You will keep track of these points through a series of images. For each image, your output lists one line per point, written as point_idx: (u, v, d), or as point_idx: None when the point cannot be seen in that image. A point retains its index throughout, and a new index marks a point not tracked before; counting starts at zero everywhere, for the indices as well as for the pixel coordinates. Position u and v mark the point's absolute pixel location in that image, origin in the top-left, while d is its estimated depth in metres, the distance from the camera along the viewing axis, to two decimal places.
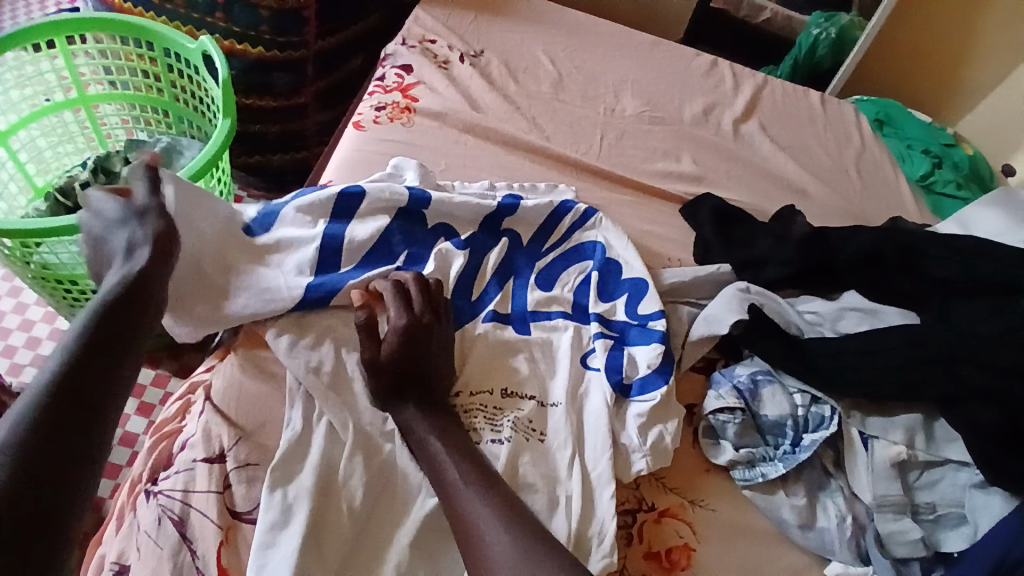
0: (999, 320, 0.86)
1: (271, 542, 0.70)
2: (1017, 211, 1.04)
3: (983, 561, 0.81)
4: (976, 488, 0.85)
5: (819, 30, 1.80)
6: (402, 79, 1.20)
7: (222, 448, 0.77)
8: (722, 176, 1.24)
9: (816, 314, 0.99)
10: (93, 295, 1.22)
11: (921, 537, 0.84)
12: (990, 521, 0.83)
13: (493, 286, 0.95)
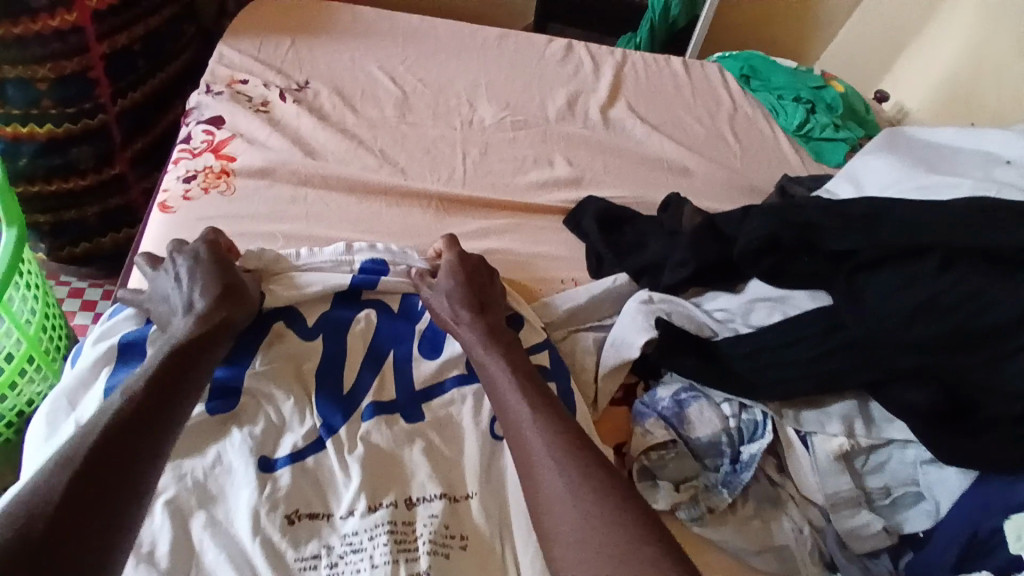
0: (913, 286, 0.80)
1: None
2: (903, 156, 1.01)
3: (951, 545, 0.76)
4: (928, 463, 0.81)
5: None
6: (212, 136, 1.01)
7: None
8: (601, 172, 1.14)
9: (725, 311, 0.92)
10: None
11: (883, 526, 0.80)
12: (949, 497, 0.78)
13: (366, 369, 0.80)
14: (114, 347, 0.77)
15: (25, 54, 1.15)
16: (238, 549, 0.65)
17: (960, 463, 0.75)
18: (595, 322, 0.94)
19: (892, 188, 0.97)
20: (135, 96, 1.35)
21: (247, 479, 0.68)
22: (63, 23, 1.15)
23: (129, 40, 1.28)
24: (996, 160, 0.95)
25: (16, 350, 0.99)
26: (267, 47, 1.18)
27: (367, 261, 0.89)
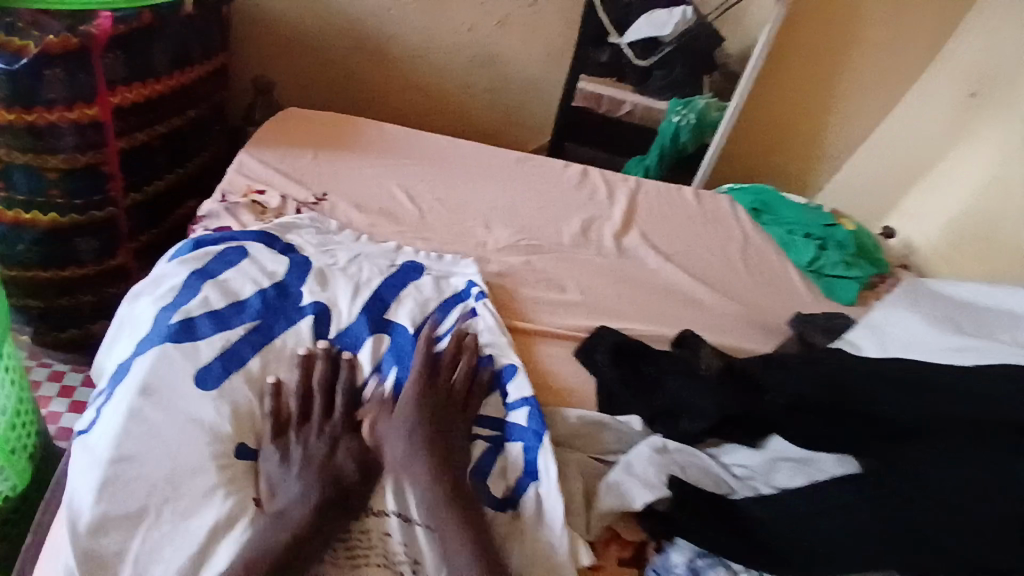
0: (952, 470, 0.72)
1: None
2: (933, 314, 0.92)
3: None
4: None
5: (680, 118, 1.68)
6: (221, 234, 0.97)
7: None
8: (614, 302, 1.12)
9: (745, 468, 0.85)
10: None
11: None
12: None
13: (374, 477, 0.76)
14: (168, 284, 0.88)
15: (39, 144, 1.11)
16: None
17: None
18: (605, 449, 0.88)
19: (921, 348, 0.90)
20: (150, 190, 1.32)
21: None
22: (82, 117, 1.12)
23: (150, 137, 1.25)
24: None
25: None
26: (288, 157, 1.19)
27: (407, 262, 1.02)
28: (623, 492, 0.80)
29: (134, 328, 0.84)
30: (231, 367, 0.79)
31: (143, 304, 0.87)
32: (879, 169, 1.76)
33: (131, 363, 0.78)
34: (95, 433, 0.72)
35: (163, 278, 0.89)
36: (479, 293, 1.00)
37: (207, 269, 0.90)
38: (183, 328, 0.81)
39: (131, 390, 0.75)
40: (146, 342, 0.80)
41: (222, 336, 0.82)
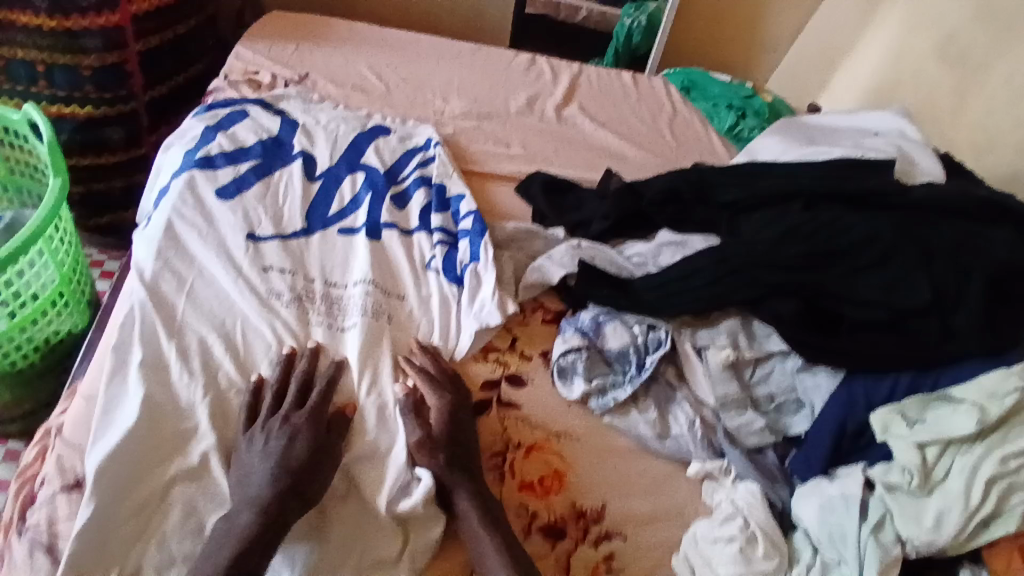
0: (779, 225, 0.97)
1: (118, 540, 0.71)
2: (794, 134, 1.16)
3: (827, 426, 0.92)
4: (804, 371, 0.98)
5: (632, 20, 1.89)
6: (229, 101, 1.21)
7: (78, 475, 0.76)
8: (551, 156, 1.36)
9: (641, 255, 1.10)
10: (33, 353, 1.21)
11: (766, 425, 0.97)
12: (821, 397, 0.95)
13: (353, 260, 1.01)
14: (192, 135, 1.12)
15: (75, 43, 1.35)
16: (220, 419, 0.81)
17: (832, 362, 0.92)
18: (534, 251, 1.14)
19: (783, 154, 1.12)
20: (162, 90, 1.54)
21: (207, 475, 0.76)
22: (108, 22, 1.35)
23: (161, 41, 1.48)
24: (870, 132, 1.13)
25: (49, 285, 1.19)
26: (276, 48, 1.41)
27: (375, 125, 1.24)
28: (543, 272, 1.08)
29: (169, 164, 1.09)
30: (245, 186, 1.04)
31: (174, 149, 1.11)
32: (813, 53, 1.91)
33: (170, 185, 1.03)
34: (148, 228, 0.97)
35: (186, 131, 1.14)
36: (437, 144, 1.24)
37: (222, 124, 1.15)
38: (206, 162, 1.06)
39: (172, 200, 1.00)
40: (180, 170, 1.05)
41: (236, 168, 1.06)
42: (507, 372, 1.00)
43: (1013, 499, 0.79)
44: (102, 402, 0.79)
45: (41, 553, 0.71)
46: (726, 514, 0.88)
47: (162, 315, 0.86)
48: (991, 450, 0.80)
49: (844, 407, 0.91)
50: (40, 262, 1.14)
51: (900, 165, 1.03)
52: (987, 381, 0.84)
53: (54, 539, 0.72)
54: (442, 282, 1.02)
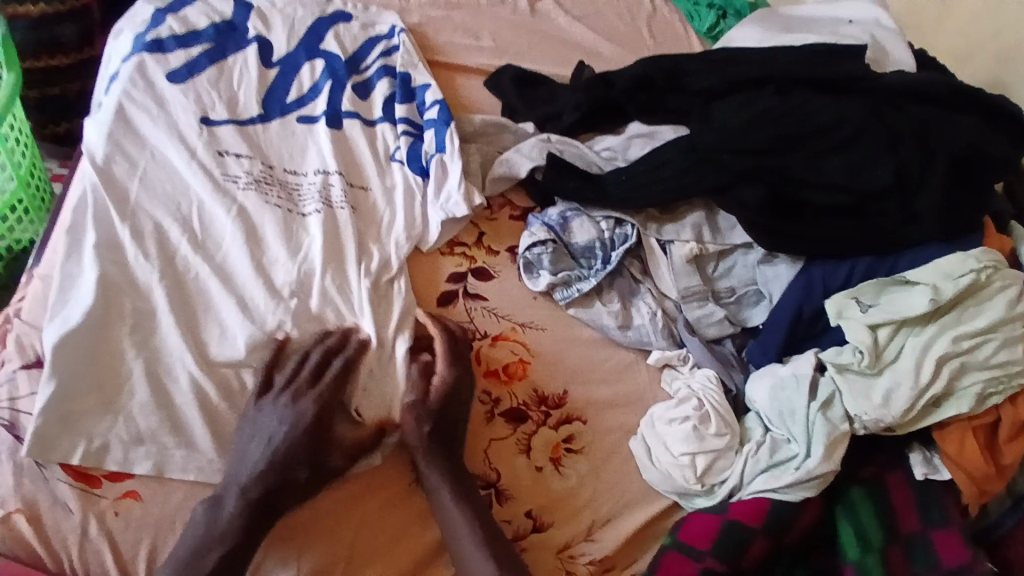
0: (750, 111, 0.95)
1: (80, 421, 0.73)
2: (772, 24, 1.12)
3: (787, 313, 0.93)
4: (764, 264, 0.99)
5: None
6: None
7: (38, 352, 0.76)
8: (524, 50, 1.30)
9: (610, 150, 1.07)
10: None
11: (725, 316, 0.99)
12: (779, 288, 0.97)
13: (314, 149, 0.97)
14: (141, 16, 1.04)
15: None
16: (179, 303, 0.79)
17: (796, 253, 0.94)
18: (503, 145, 1.11)
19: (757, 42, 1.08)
20: None
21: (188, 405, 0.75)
22: None
23: None
24: (844, 21, 1.10)
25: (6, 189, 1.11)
26: None
27: (336, 10, 1.16)
28: (511, 165, 1.05)
29: (117, 48, 1.02)
30: (198, 70, 0.98)
31: (122, 33, 1.04)
32: None
33: (118, 69, 0.97)
34: (98, 113, 0.92)
35: (134, 13, 1.06)
36: (401, 31, 1.16)
37: (171, 5, 1.07)
38: (155, 43, 0.99)
39: (121, 83, 0.94)
40: (129, 53, 0.99)
41: (188, 51, 1.00)
42: (474, 266, 0.98)
43: (964, 377, 0.83)
44: (58, 278, 0.78)
45: (2, 431, 0.72)
46: (681, 396, 0.92)
47: (112, 198, 0.83)
48: (944, 328, 0.84)
49: (802, 292, 0.93)
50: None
51: (871, 55, 1.02)
52: (945, 264, 0.87)
53: (16, 416, 0.73)
54: (408, 173, 0.99)
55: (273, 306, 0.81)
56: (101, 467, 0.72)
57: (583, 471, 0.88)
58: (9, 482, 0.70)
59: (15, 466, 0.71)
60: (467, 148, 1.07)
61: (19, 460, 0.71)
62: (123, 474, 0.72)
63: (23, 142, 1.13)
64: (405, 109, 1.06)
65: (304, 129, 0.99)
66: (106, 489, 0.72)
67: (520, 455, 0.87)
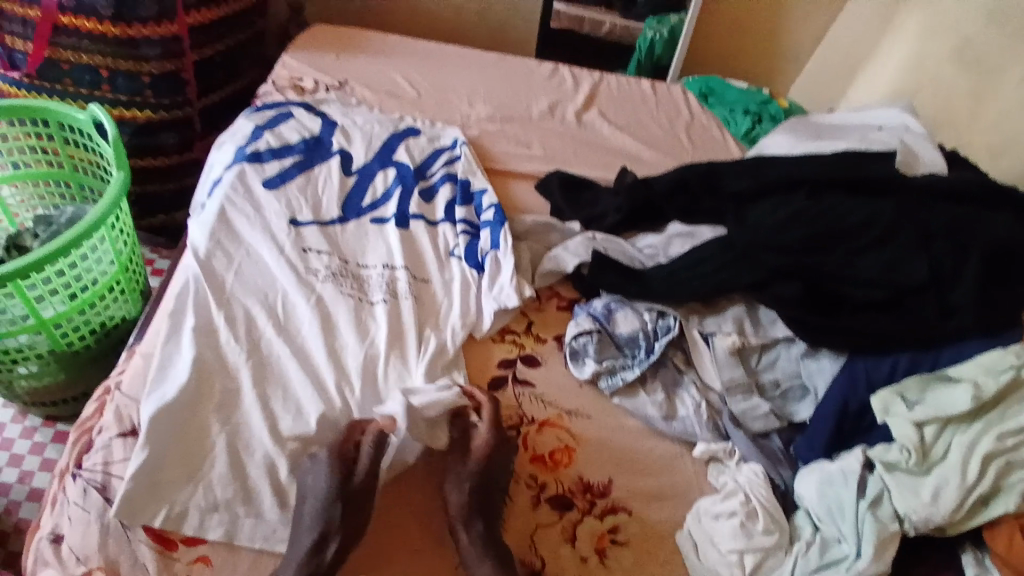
0: (782, 212, 1.02)
1: (164, 487, 0.80)
2: (802, 132, 1.21)
3: (831, 407, 0.94)
4: (807, 358, 1.01)
5: (653, 32, 1.87)
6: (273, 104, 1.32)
7: (133, 423, 0.86)
8: (570, 157, 1.43)
9: (652, 247, 1.15)
10: (96, 336, 1.30)
11: (771, 410, 1.00)
12: (824, 381, 0.99)
13: (383, 246, 1.09)
14: (242, 132, 1.23)
15: (134, 52, 1.46)
16: (261, 383, 0.89)
17: (835, 349, 0.97)
18: (552, 242, 1.21)
19: (791, 147, 1.17)
20: (214, 99, 1.68)
21: (259, 474, 0.83)
22: (167, 33, 1.47)
23: (214, 53, 1.61)
24: (874, 127, 1.18)
25: (107, 272, 1.27)
26: (317, 56, 1.52)
27: (406, 127, 1.33)
28: (559, 260, 1.14)
29: (220, 157, 1.20)
30: (289, 179, 1.14)
31: (225, 145, 1.22)
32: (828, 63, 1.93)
33: (222, 177, 1.13)
34: (203, 214, 1.07)
35: (237, 128, 1.24)
36: (462, 144, 1.32)
37: (268, 123, 1.25)
38: (254, 156, 1.16)
39: (224, 188, 1.09)
40: (232, 163, 1.15)
41: (281, 163, 1.16)
42: (523, 353, 1.05)
43: (1013, 476, 0.81)
44: (158, 359, 0.89)
45: (94, 492, 0.80)
46: (728, 490, 0.92)
47: (212, 288, 0.95)
48: (989, 425, 0.83)
49: (846, 387, 0.94)
50: (100, 250, 1.22)
51: (903, 157, 1.07)
52: (985, 359, 0.88)
53: (108, 479, 0.81)
54: (466, 267, 1.10)
55: (339, 384, 0.90)
56: (180, 531, 0.79)
57: (628, 564, 0.89)
58: (96, 540, 0.77)
59: (102, 527, 0.78)
60: (519, 245, 1.17)
61: (108, 522, 0.78)
62: (199, 539, 0.79)
63: (125, 231, 1.31)
64: (463, 211, 1.18)
65: (376, 229, 1.12)
66: (182, 554, 0.78)
67: (567, 543, 0.89)
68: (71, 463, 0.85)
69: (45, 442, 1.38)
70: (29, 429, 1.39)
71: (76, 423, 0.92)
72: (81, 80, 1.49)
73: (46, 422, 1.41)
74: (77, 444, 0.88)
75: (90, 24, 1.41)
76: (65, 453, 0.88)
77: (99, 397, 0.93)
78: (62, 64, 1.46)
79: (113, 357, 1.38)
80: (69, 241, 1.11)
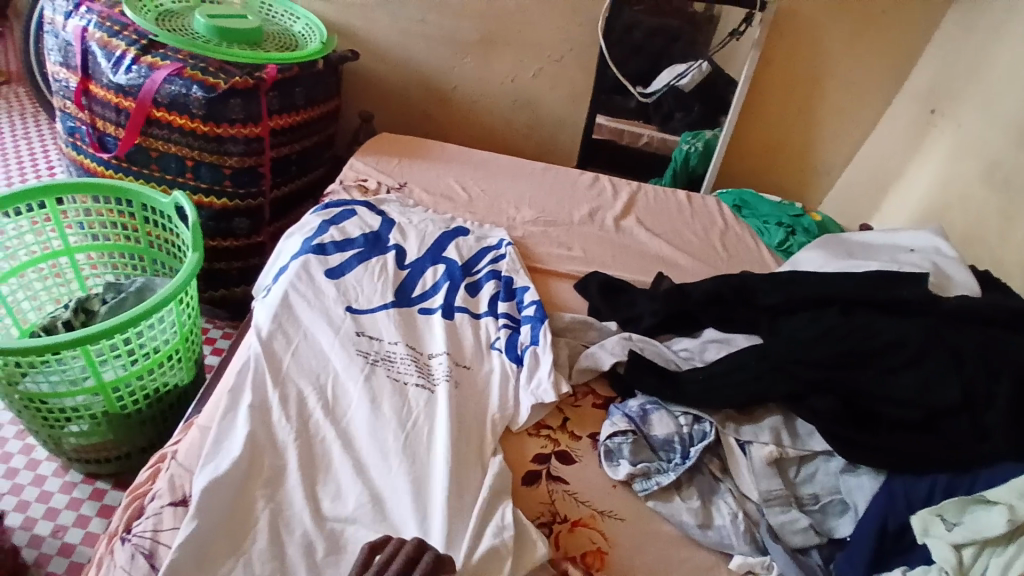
0: (817, 326, 1.05)
1: (206, 559, 0.82)
2: (835, 249, 1.26)
3: (874, 527, 0.92)
4: (847, 473, 1.00)
5: (689, 146, 1.99)
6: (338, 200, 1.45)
7: (185, 493, 0.90)
8: (609, 260, 1.51)
9: (688, 350, 1.19)
10: (148, 401, 1.38)
11: (810, 525, 0.98)
12: (865, 498, 0.96)
13: (431, 336, 1.16)
14: (311, 226, 1.35)
15: (219, 147, 1.64)
16: (307, 465, 0.93)
17: (876, 465, 0.96)
18: (590, 341, 1.25)
19: (824, 263, 1.22)
20: (283, 191, 1.84)
21: (296, 552, 0.84)
22: (251, 133, 1.66)
23: (289, 152, 1.79)
24: (906, 248, 1.22)
25: (167, 342, 1.35)
26: (381, 160, 1.68)
27: (457, 226, 1.44)
28: (595, 359, 1.18)
29: (289, 247, 1.31)
30: (348, 269, 1.23)
31: (293, 235, 1.34)
32: (859, 181, 2.00)
33: (288, 264, 1.24)
34: (269, 297, 1.16)
35: (305, 222, 1.37)
36: (508, 244, 1.42)
37: (333, 218, 1.37)
38: (319, 247, 1.27)
39: (290, 275, 1.19)
40: (298, 253, 1.26)
41: (342, 255, 1.27)
42: (557, 449, 1.06)
43: None
44: (215, 432, 0.94)
45: (142, 558, 0.83)
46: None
47: (270, 367, 1.02)
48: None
49: (885, 507, 0.93)
50: (166, 321, 1.32)
51: (934, 279, 1.11)
52: (1019, 481, 0.85)
53: (155, 547, 0.84)
54: (506, 360, 1.15)
55: (380, 469, 0.93)
56: None
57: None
58: None
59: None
60: (558, 344, 1.21)
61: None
62: None
63: (190, 304, 1.41)
64: (507, 308, 1.25)
65: (425, 320, 1.19)
66: None
67: None
68: (119, 528, 0.87)
69: (82, 498, 1.41)
70: (68, 485, 1.44)
71: (129, 489, 0.95)
72: (168, 167, 1.67)
73: (84, 480, 1.45)
74: (127, 509, 0.91)
75: (181, 119, 1.60)
76: (115, 517, 0.91)
77: (154, 464, 0.98)
78: (151, 150, 1.65)
79: (160, 422, 1.44)
80: (140, 312, 1.20)
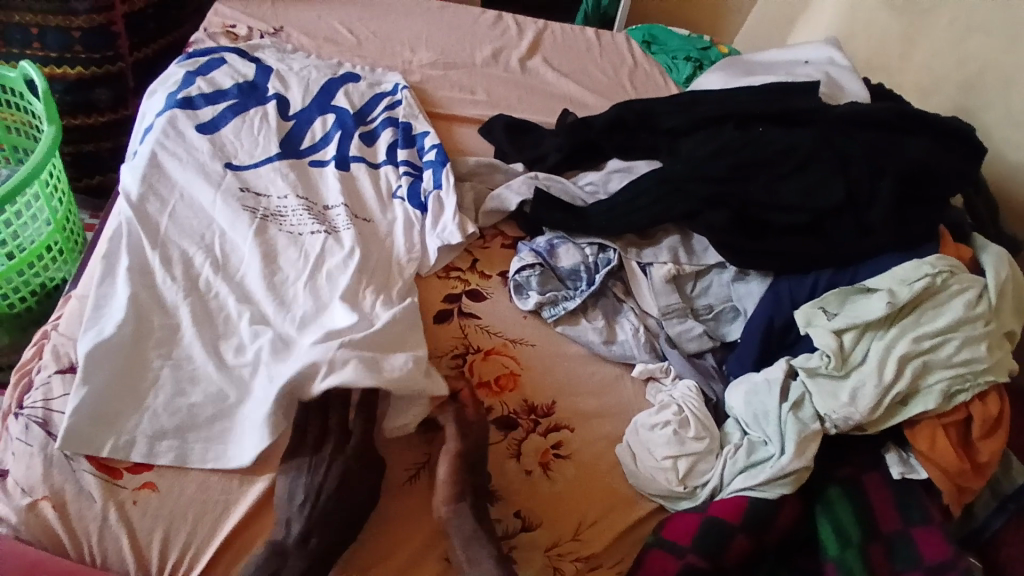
0: (712, 145, 1.06)
1: (109, 418, 0.81)
2: (735, 70, 1.24)
3: (760, 325, 1.00)
4: (738, 282, 1.07)
5: None
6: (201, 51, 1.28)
7: (72, 360, 0.85)
8: (515, 102, 1.44)
9: (593, 184, 1.18)
10: (37, 301, 1.26)
11: (704, 331, 1.06)
12: (753, 302, 1.04)
13: (325, 188, 1.09)
14: (175, 79, 1.19)
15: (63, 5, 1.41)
16: (202, 320, 0.89)
17: (761, 269, 1.03)
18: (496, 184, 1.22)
19: (723, 84, 1.21)
20: (148, 52, 1.60)
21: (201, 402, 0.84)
22: None
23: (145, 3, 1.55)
24: (801, 62, 1.22)
25: (43, 232, 1.22)
26: (251, 4, 1.48)
27: (346, 72, 1.31)
28: (502, 200, 1.15)
29: (152, 104, 1.17)
30: (223, 123, 1.12)
31: (156, 92, 1.18)
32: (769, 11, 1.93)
33: (153, 123, 1.11)
34: (136, 159, 1.05)
35: (168, 75, 1.21)
36: (404, 88, 1.31)
37: (200, 69, 1.22)
38: (187, 101, 1.13)
39: (156, 134, 1.07)
40: (163, 109, 1.13)
41: (214, 107, 1.14)
42: (468, 289, 1.07)
43: (928, 377, 0.88)
44: (94, 299, 0.88)
45: (36, 427, 0.80)
46: (663, 404, 0.98)
47: (146, 230, 0.94)
48: (902, 330, 0.90)
49: (771, 306, 1.00)
50: (34, 207, 1.18)
51: (826, 90, 1.12)
52: (902, 271, 0.94)
53: (48, 415, 0.81)
54: (409, 207, 1.10)
55: (282, 318, 0.91)
56: (125, 460, 0.79)
57: (570, 475, 0.93)
58: (39, 472, 0.78)
59: (45, 459, 0.78)
60: (463, 190, 1.18)
61: (50, 453, 0.79)
62: (143, 466, 0.80)
63: (60, 189, 1.26)
64: (407, 154, 1.18)
65: (318, 172, 1.11)
66: (126, 481, 0.79)
67: (512, 459, 0.92)
68: (11, 404, 0.84)
69: None
70: None
71: (16, 366, 0.89)
72: (10, 38, 1.43)
73: None
74: (17, 387, 0.86)
75: None
76: (5, 395, 0.86)
77: (37, 341, 0.90)
78: None
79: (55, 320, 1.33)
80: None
